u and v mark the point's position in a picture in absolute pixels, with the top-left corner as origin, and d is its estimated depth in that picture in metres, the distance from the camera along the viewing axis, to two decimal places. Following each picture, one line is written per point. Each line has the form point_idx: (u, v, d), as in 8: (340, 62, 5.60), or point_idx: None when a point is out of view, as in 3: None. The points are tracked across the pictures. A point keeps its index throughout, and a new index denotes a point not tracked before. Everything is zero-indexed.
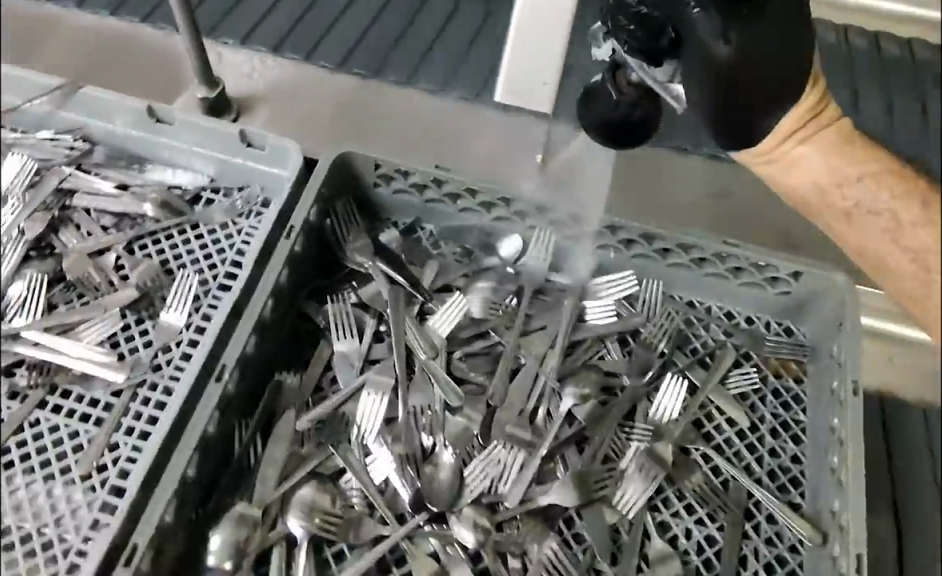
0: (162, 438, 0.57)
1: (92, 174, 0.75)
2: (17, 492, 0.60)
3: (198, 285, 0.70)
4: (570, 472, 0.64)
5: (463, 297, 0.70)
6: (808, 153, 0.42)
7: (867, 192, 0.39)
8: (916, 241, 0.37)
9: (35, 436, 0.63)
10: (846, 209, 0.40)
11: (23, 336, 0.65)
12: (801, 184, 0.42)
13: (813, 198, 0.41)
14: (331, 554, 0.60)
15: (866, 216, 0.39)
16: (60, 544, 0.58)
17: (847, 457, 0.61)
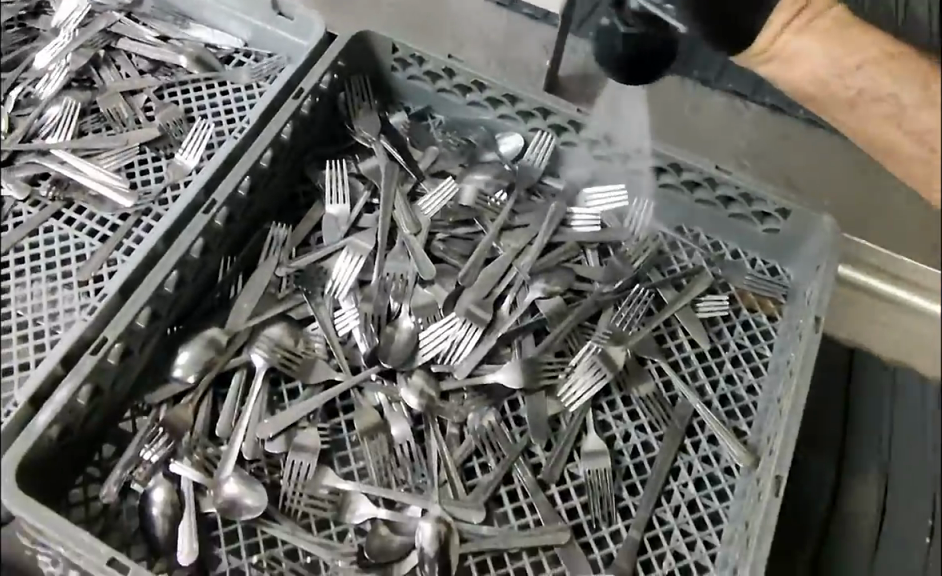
0: (150, 247, 0.62)
1: (140, 23, 0.81)
2: (23, 287, 0.65)
3: (213, 135, 0.74)
4: (523, 357, 0.66)
5: (452, 181, 0.74)
6: (805, 47, 0.42)
7: (867, 79, 0.36)
8: (917, 123, 0.32)
9: (47, 241, 0.68)
10: (848, 99, 0.37)
11: (52, 154, 0.72)
12: (804, 78, 0.41)
13: (816, 89, 0.40)
14: (286, 390, 0.65)
15: (860, 105, 0.36)
16: (49, 335, 0.63)
17: (791, 386, 0.63)
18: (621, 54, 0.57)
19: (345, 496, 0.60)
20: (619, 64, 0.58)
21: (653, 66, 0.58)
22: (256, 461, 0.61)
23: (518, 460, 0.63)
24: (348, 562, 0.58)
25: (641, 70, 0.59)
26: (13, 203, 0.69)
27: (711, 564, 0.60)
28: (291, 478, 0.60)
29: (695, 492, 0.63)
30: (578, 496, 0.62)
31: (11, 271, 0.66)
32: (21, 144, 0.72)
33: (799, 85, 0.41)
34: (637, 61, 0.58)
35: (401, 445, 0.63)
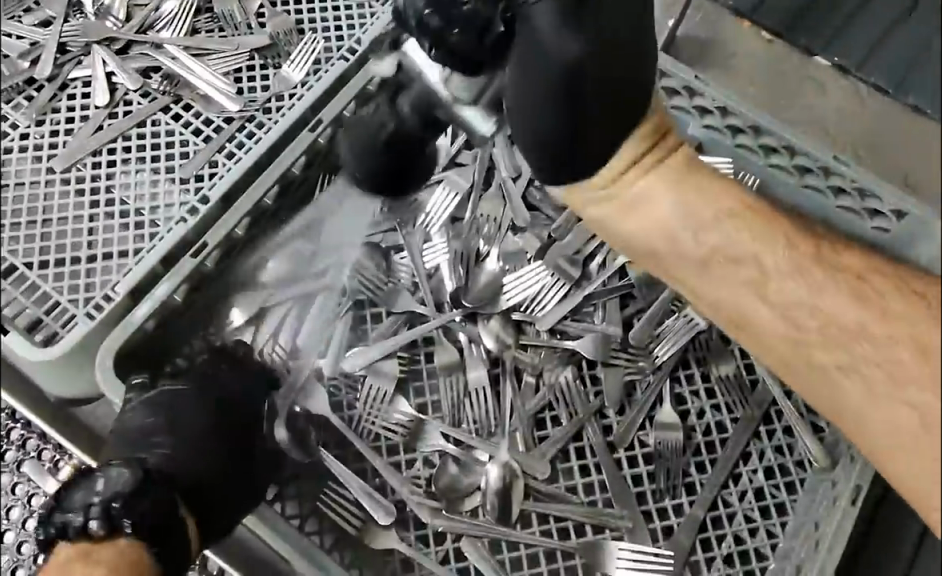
0: (256, 157, 0.62)
1: None
2: (127, 175, 0.66)
3: (322, 51, 0.72)
4: (600, 331, 0.65)
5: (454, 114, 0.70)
6: (661, 185, 0.41)
7: (729, 231, 0.40)
8: (789, 262, 0.39)
9: (153, 133, 0.69)
10: (712, 257, 0.40)
11: (165, 50, 0.72)
12: (646, 228, 0.41)
13: (667, 250, 0.41)
14: (369, 314, 0.65)
15: (772, 305, 0.39)
16: (149, 227, 0.64)
17: None
18: (377, 167, 0.54)
19: (418, 425, 0.61)
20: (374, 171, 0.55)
21: (410, 180, 0.57)
22: (334, 380, 0.62)
23: (588, 421, 0.62)
24: (411, 493, 0.58)
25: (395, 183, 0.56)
26: (123, 91, 0.70)
27: (771, 554, 0.59)
28: (367, 400, 0.61)
29: (764, 480, 0.62)
30: (645, 465, 0.62)
31: (117, 158, 0.67)
32: (138, 36, 0.72)
33: (640, 233, 0.41)
34: (388, 175, 0.55)
35: (476, 390, 0.62)
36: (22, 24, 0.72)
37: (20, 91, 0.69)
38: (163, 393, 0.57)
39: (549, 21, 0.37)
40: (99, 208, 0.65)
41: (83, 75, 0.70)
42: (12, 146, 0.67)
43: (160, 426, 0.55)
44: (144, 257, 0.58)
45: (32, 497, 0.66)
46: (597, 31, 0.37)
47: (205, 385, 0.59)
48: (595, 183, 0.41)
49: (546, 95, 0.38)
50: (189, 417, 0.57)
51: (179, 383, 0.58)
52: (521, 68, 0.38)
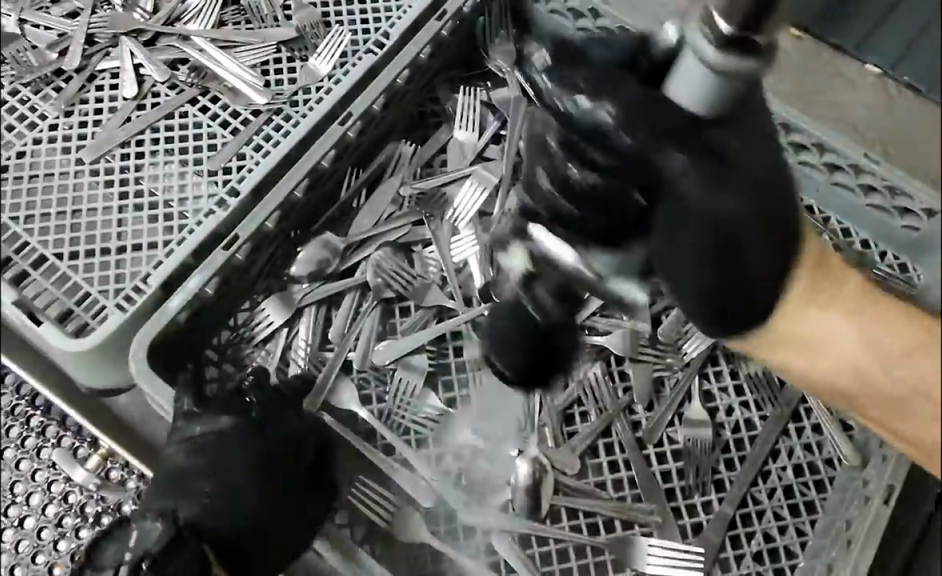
0: (286, 150, 0.62)
1: None
2: (156, 167, 0.66)
3: (348, 44, 0.71)
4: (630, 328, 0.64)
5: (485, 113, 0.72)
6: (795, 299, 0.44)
7: (848, 331, 0.44)
8: (906, 340, 0.44)
9: (180, 125, 0.69)
10: (836, 355, 0.44)
11: (192, 41, 0.72)
12: (788, 341, 0.45)
13: (808, 357, 0.45)
14: (396, 308, 0.65)
15: (895, 384, 0.44)
16: (178, 220, 0.64)
17: None
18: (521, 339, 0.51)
19: (447, 419, 0.61)
20: (523, 344, 0.51)
21: (552, 360, 0.53)
22: (363, 373, 0.62)
23: (617, 417, 0.62)
24: (443, 485, 0.58)
25: (538, 365, 0.53)
26: (151, 83, 0.70)
27: (800, 552, 0.59)
28: (395, 395, 0.61)
29: (793, 478, 0.62)
30: (674, 461, 0.62)
31: (145, 149, 0.67)
32: (165, 27, 0.72)
33: (783, 344, 0.45)
34: (538, 355, 0.52)
35: (505, 385, 0.62)
36: (50, 14, 0.72)
37: (48, 82, 0.69)
38: (213, 433, 0.54)
39: (692, 187, 0.39)
40: (128, 199, 0.65)
41: (110, 66, 0.70)
42: (40, 137, 0.67)
43: (205, 471, 0.53)
44: (176, 250, 0.58)
45: (52, 483, 0.65)
46: (750, 181, 0.39)
47: (258, 425, 0.56)
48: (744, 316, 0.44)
49: (715, 259, 0.41)
50: (228, 442, 0.55)
51: (229, 418, 0.56)
52: (669, 232, 0.41)
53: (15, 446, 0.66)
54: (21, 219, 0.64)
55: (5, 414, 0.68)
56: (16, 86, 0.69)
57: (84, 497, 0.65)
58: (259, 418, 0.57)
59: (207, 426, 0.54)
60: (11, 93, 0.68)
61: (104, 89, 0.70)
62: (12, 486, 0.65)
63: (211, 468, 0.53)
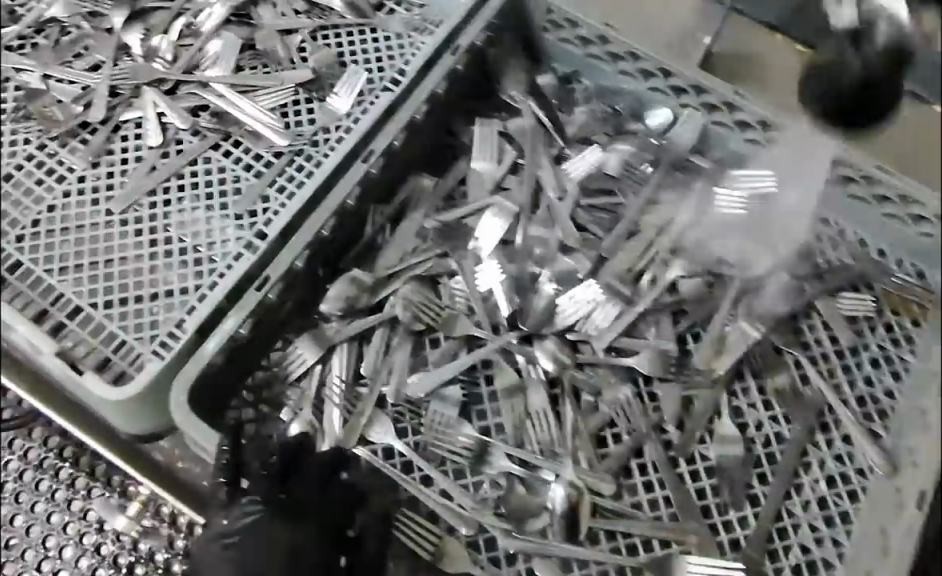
0: (312, 191, 0.63)
1: None
2: (183, 213, 0.68)
3: (364, 82, 0.74)
4: (655, 348, 0.66)
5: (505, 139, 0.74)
6: None
7: None
8: None
9: (205, 170, 0.70)
10: None
11: (212, 87, 0.74)
12: None
13: None
14: (427, 340, 0.65)
15: None
16: (208, 264, 0.66)
17: None
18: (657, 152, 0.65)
19: (483, 448, 0.61)
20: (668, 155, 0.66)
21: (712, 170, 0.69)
22: (397, 406, 0.62)
23: (649, 436, 0.63)
24: (483, 515, 0.59)
25: None
26: (174, 130, 0.72)
27: (838, 562, 0.60)
28: (431, 426, 0.62)
29: (827, 489, 0.62)
30: (708, 478, 0.62)
31: (172, 196, 0.69)
32: (185, 76, 0.74)
33: None
34: None
35: (537, 412, 0.63)
36: (72, 69, 0.74)
37: (73, 135, 0.71)
38: (238, 534, 0.57)
39: None
40: (158, 246, 0.67)
41: (134, 117, 0.72)
42: (70, 191, 0.69)
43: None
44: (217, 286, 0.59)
45: (83, 535, 0.66)
46: None
47: (280, 513, 0.58)
48: None
49: None
50: (251, 539, 0.56)
51: (254, 509, 0.58)
52: None
53: (45, 499, 0.68)
54: (55, 270, 0.65)
55: (34, 468, 0.69)
56: (43, 140, 0.71)
57: (116, 547, 0.66)
58: (283, 501, 0.58)
59: (232, 525, 0.57)
60: (39, 148, 0.70)
61: (130, 140, 0.71)
62: (44, 541, 0.66)
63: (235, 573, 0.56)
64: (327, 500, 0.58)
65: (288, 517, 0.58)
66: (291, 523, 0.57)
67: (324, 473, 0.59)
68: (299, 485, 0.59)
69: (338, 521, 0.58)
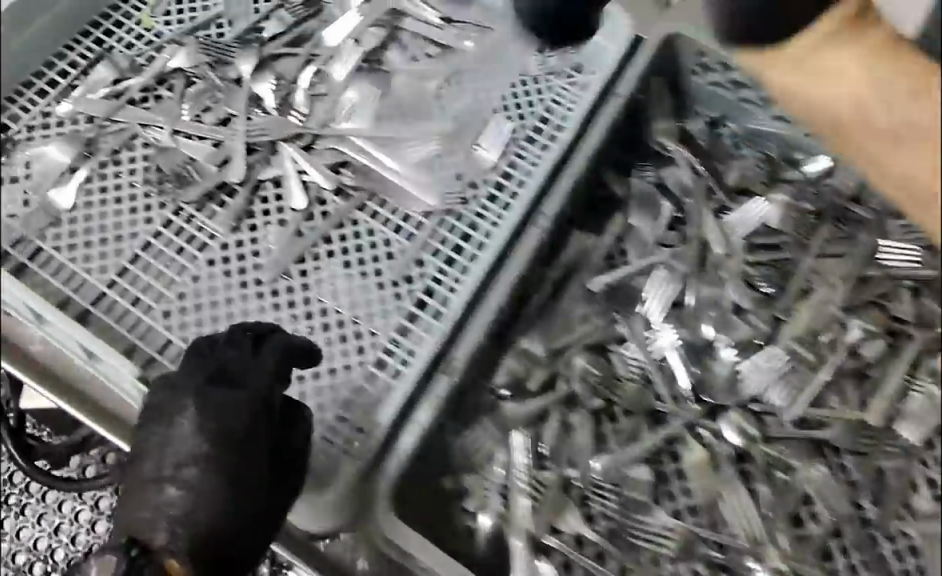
0: (486, 265, 0.60)
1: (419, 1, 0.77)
2: (336, 282, 0.64)
3: (509, 129, 0.72)
4: (841, 417, 0.62)
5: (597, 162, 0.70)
6: (847, 51, 0.44)
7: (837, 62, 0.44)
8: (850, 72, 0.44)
9: (353, 234, 0.67)
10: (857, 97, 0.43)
11: (349, 141, 0.70)
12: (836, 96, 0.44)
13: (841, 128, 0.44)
14: (607, 415, 0.62)
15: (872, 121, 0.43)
16: (370, 338, 0.62)
17: None
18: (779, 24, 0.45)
19: (686, 537, 0.57)
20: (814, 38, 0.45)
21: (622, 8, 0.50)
22: (585, 491, 0.59)
23: (847, 515, 0.60)
24: None
25: None
26: (317, 189, 0.68)
27: None
28: (624, 509, 0.58)
29: None
30: (912, 558, 0.59)
31: (323, 263, 0.65)
32: (322, 129, 0.70)
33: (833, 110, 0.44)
34: None
35: (730, 493, 0.59)
36: (202, 124, 0.70)
37: (211, 196, 0.67)
38: (156, 407, 0.53)
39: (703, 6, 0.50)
40: (314, 319, 0.63)
41: (273, 175, 0.68)
42: (214, 258, 0.65)
43: (153, 456, 0.51)
44: (404, 375, 0.57)
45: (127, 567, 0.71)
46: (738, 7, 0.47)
47: (204, 393, 0.52)
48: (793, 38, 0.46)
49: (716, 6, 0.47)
50: (174, 404, 0.52)
51: (189, 404, 0.52)
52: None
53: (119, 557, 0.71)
54: None
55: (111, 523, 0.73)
56: (179, 204, 0.66)
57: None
58: (206, 379, 0.53)
59: (153, 404, 0.53)
60: (175, 213, 0.66)
61: (271, 202, 0.67)
62: None
63: (200, 455, 0.51)
64: (248, 366, 0.54)
65: (223, 386, 0.53)
66: (203, 399, 0.52)
67: (247, 343, 0.55)
68: (233, 359, 0.54)
69: (260, 386, 0.53)
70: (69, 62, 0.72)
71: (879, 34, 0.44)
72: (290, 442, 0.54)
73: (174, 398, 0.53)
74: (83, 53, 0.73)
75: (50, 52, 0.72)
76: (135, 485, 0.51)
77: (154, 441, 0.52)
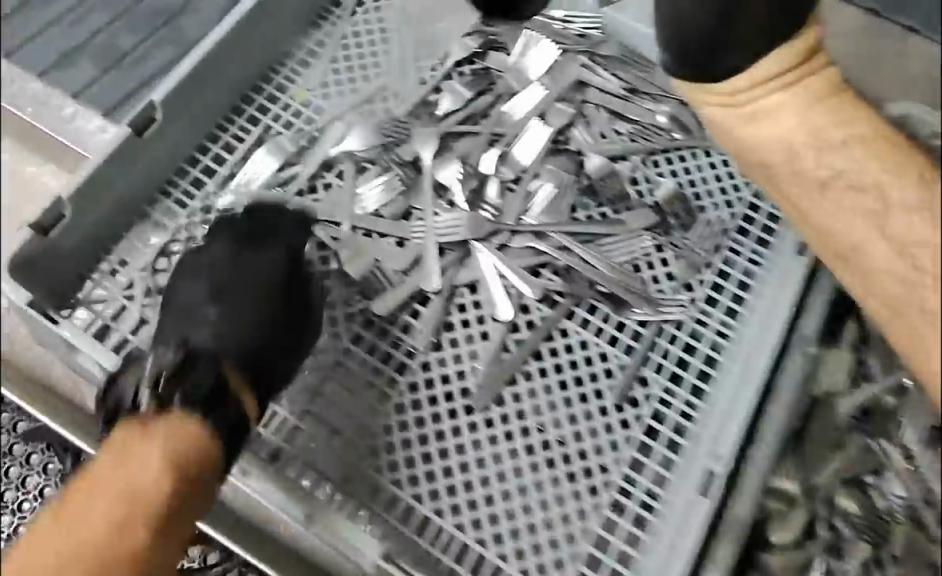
0: (747, 408, 0.57)
1: (602, 69, 0.69)
2: (554, 408, 0.57)
3: (719, 221, 0.65)
4: None
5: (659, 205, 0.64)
6: (787, 109, 0.45)
7: (844, 162, 0.43)
8: (849, 161, 0.43)
9: (566, 347, 0.59)
10: (821, 179, 0.44)
11: (548, 237, 0.62)
12: (773, 143, 0.46)
13: (781, 161, 0.46)
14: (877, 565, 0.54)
15: (833, 188, 0.44)
16: (601, 474, 0.56)
17: None
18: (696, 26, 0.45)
19: None
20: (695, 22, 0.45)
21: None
22: None
23: None
24: None
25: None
26: (518, 295, 0.61)
27: None
28: None
29: None
30: None
31: (539, 385, 0.58)
32: (518, 223, 0.62)
33: (764, 146, 0.46)
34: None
35: None
36: (382, 219, 0.63)
37: (404, 307, 0.60)
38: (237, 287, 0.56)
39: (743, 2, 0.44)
40: (537, 452, 0.56)
41: (469, 279, 0.61)
42: (416, 382, 0.58)
43: (224, 316, 0.54)
44: (684, 533, 0.53)
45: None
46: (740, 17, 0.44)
47: (270, 291, 0.56)
48: (738, 86, 0.47)
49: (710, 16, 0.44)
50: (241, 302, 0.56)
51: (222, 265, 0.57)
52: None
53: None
54: (426, 495, 0.55)
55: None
56: (370, 316, 0.60)
57: None
58: (245, 234, 0.58)
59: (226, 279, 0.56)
60: (366, 327, 0.60)
61: (469, 310, 0.60)
62: None
63: (255, 322, 0.55)
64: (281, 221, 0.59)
65: (254, 250, 0.58)
66: (257, 290, 0.56)
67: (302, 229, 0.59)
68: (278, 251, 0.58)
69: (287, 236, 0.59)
70: (223, 145, 0.65)
71: (826, 82, 0.46)
72: (312, 304, 0.58)
73: (189, 283, 0.56)
74: (240, 133, 0.65)
75: (202, 134, 0.64)
76: (174, 316, 0.54)
77: (176, 326, 0.54)
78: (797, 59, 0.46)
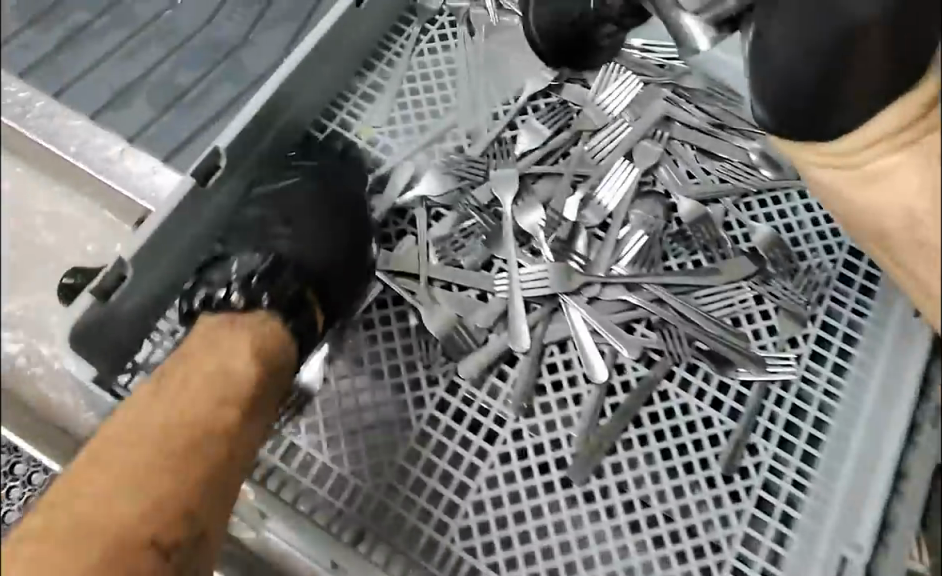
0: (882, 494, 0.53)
1: (686, 103, 0.63)
2: (659, 481, 0.53)
3: (820, 270, 0.59)
4: None
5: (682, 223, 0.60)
6: (899, 168, 0.35)
7: None
8: None
9: (667, 411, 0.55)
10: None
11: (643, 289, 0.58)
12: (890, 209, 0.36)
13: (898, 229, 0.36)
14: None
15: None
16: (713, 553, 0.52)
17: None
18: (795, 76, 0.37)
19: None
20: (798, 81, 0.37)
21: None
22: None
23: None
24: None
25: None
26: (613, 354, 0.56)
27: None
28: None
29: None
30: None
31: (640, 455, 0.54)
32: (609, 273, 0.58)
33: (877, 211, 0.37)
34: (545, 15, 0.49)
35: None
36: (462, 270, 0.58)
37: (491, 369, 0.56)
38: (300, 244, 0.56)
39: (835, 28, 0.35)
40: (642, 530, 0.52)
41: (559, 335, 0.57)
42: (508, 452, 0.53)
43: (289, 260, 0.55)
44: None
45: None
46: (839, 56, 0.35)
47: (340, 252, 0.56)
48: (850, 141, 0.37)
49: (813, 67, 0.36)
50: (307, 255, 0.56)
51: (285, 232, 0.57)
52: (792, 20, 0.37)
53: None
54: None
55: None
56: (455, 377, 0.55)
57: None
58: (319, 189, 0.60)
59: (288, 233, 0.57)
60: (450, 390, 0.55)
61: (560, 369, 0.56)
62: None
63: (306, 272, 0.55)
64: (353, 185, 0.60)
65: (327, 208, 0.59)
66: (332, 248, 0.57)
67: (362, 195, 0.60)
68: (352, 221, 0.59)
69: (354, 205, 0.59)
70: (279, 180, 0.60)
71: None
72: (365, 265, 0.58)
73: (259, 225, 0.57)
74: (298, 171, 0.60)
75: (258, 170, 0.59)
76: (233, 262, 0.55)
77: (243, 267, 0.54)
78: (922, 107, 0.35)
